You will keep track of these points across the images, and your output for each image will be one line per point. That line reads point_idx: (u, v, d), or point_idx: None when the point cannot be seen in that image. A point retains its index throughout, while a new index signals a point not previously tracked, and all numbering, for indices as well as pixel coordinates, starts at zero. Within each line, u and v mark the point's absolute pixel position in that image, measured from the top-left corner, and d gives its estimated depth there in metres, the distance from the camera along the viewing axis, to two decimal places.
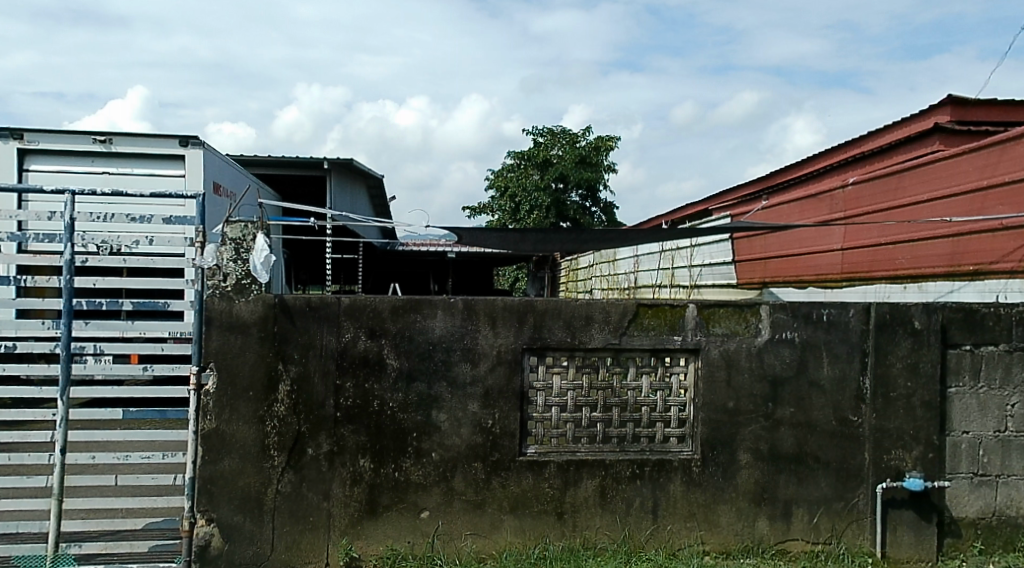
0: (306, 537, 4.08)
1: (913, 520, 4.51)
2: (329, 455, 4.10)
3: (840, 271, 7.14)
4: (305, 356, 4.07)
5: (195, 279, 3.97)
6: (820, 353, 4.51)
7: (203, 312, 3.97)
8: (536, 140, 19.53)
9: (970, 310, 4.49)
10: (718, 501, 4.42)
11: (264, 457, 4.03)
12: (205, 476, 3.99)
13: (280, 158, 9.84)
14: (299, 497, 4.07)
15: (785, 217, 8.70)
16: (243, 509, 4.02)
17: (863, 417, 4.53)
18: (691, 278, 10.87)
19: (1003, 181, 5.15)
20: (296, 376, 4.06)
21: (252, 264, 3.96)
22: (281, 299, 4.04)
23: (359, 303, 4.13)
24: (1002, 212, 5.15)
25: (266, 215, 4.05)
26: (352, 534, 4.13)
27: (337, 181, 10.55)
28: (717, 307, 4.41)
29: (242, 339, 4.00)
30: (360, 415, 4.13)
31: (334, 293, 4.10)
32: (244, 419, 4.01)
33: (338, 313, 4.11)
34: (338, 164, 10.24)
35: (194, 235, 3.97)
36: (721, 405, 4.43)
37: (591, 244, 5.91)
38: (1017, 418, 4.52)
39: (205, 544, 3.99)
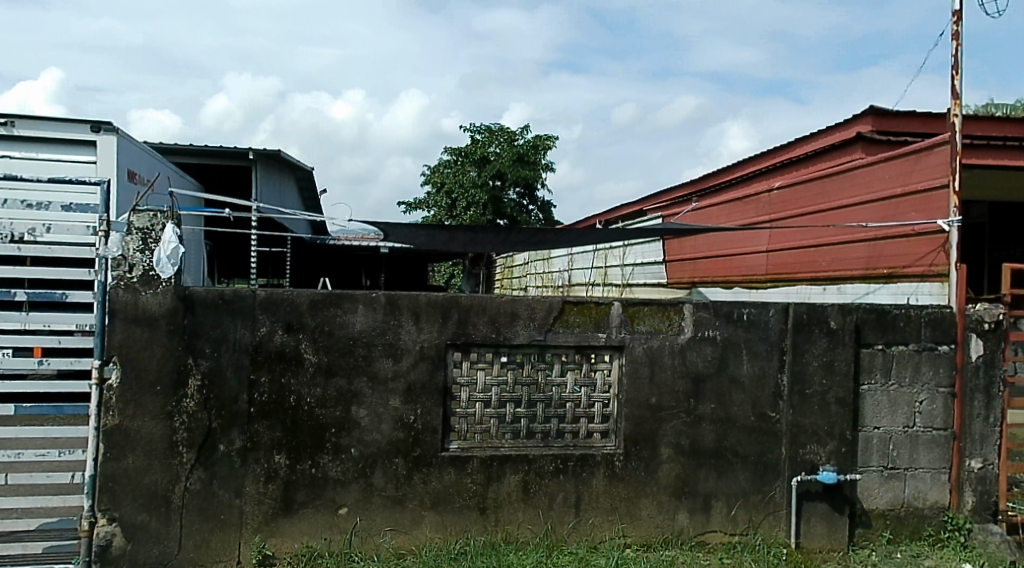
0: (216, 535, 4.02)
1: (826, 512, 4.67)
2: (242, 451, 4.05)
3: (766, 271, 7.36)
4: (217, 351, 4.01)
5: (98, 269, 3.86)
6: (740, 351, 4.63)
7: (106, 304, 3.87)
8: (474, 137, 19.49)
9: (883, 311, 4.70)
10: (640, 495, 4.51)
11: (172, 454, 3.95)
12: (106, 473, 3.88)
13: (205, 147, 9.61)
14: (209, 495, 4.01)
15: (715, 219, 8.91)
16: (148, 507, 3.93)
17: (780, 413, 4.67)
18: (624, 278, 11.06)
19: (916, 189, 5.34)
20: (207, 371, 3.99)
21: (156, 258, 3.88)
22: (192, 292, 3.97)
23: (276, 297, 4.07)
24: (914, 218, 5.35)
25: (179, 206, 3.98)
26: (265, 532, 4.08)
27: (263, 173, 10.35)
28: (642, 305, 4.50)
29: (151, 333, 3.92)
30: (276, 411, 4.08)
31: (248, 286, 4.04)
32: (151, 415, 3.93)
33: (253, 306, 4.05)
34: (265, 155, 10.04)
35: (98, 223, 3.86)
36: (644, 401, 4.51)
37: (522, 243, 5.95)
38: (925, 414, 4.74)
39: (106, 545, 3.89)
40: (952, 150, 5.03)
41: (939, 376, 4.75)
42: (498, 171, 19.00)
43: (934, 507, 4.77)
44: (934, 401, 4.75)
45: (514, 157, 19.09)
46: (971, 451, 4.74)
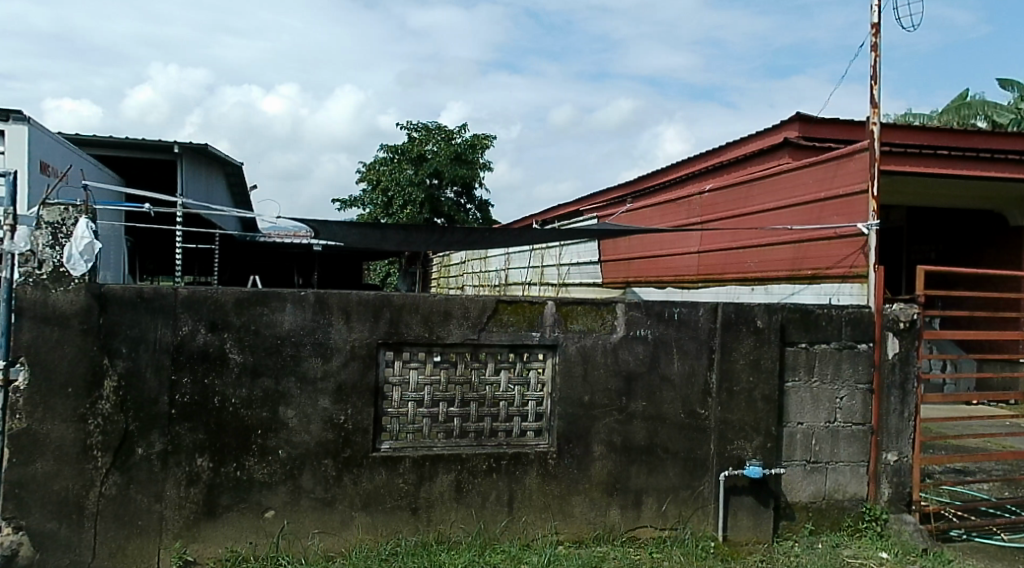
0: (133, 542, 3.92)
1: (752, 506, 4.78)
2: (162, 454, 3.94)
3: (697, 272, 7.54)
4: (135, 351, 3.90)
5: (5, 266, 3.75)
6: (671, 349, 4.71)
7: (14, 302, 3.73)
8: (411, 135, 19.35)
9: (807, 311, 4.85)
10: (573, 492, 4.55)
11: (86, 459, 3.83)
12: (13, 479, 3.74)
13: (127, 139, 9.31)
14: (126, 500, 3.90)
15: (648, 220, 9.05)
16: (59, 514, 3.81)
17: (709, 410, 4.77)
18: (560, 277, 11.15)
19: (838, 194, 5.52)
20: (124, 371, 3.88)
21: (66, 254, 3.77)
22: (107, 290, 3.84)
23: (199, 295, 3.97)
24: (836, 222, 5.53)
25: (92, 200, 3.91)
26: (186, 537, 3.99)
27: (189, 167, 10.08)
28: (575, 304, 4.54)
29: (63, 332, 3.79)
30: (199, 412, 3.99)
31: (169, 284, 3.93)
32: (62, 418, 3.80)
33: (175, 305, 3.95)
34: (191, 149, 9.78)
35: (4, 216, 3.72)
36: (577, 399, 4.55)
37: (456, 242, 5.94)
38: (845, 410, 4.92)
39: (12, 554, 3.75)
40: (871, 156, 5.21)
41: (858, 373, 4.94)
42: (435, 170, 18.90)
43: (854, 499, 4.95)
44: (853, 397, 4.93)
45: (451, 156, 18.99)
46: (888, 445, 4.95)
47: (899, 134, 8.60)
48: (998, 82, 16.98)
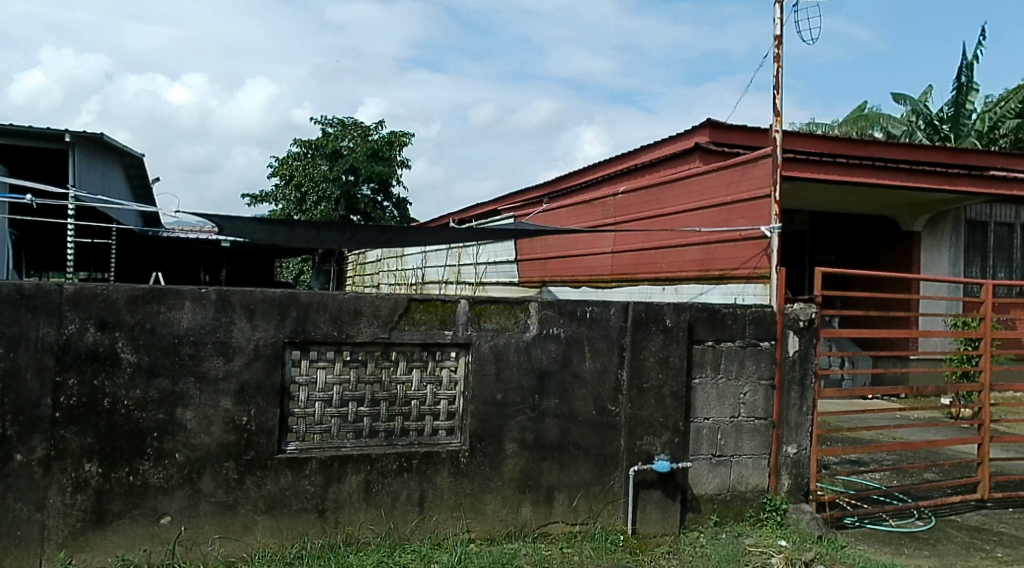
0: (12, 553, 3.72)
1: (660, 499, 4.88)
2: (45, 460, 3.76)
3: (611, 272, 7.69)
4: (15, 351, 3.70)
5: None
6: (583, 347, 4.76)
7: None
8: (326, 130, 19.03)
9: (713, 310, 4.99)
10: (484, 490, 4.54)
11: None
12: None
13: (14, 127, 8.79)
14: (4, 509, 3.71)
15: (563, 221, 9.15)
16: None
17: (620, 407, 4.84)
18: (477, 276, 11.15)
19: (742, 198, 5.72)
20: (2, 373, 3.68)
21: None
22: None
23: (87, 292, 3.80)
24: (740, 224, 5.72)
25: None
26: (72, 547, 3.82)
27: (82, 157, 9.60)
28: (488, 302, 4.54)
29: None
30: (87, 415, 3.82)
31: (54, 280, 3.75)
32: None
33: (60, 302, 3.77)
34: (84, 138, 9.31)
35: None
36: (490, 398, 4.54)
37: (368, 240, 5.86)
38: (749, 405, 5.08)
39: None
40: (774, 162, 5.38)
41: (761, 370, 5.11)
42: (350, 166, 18.66)
43: (756, 490, 5.13)
44: (756, 392, 5.10)
45: (368, 152, 18.87)
46: (787, 438, 5.16)
47: (801, 141, 8.96)
48: (893, 95, 17.94)
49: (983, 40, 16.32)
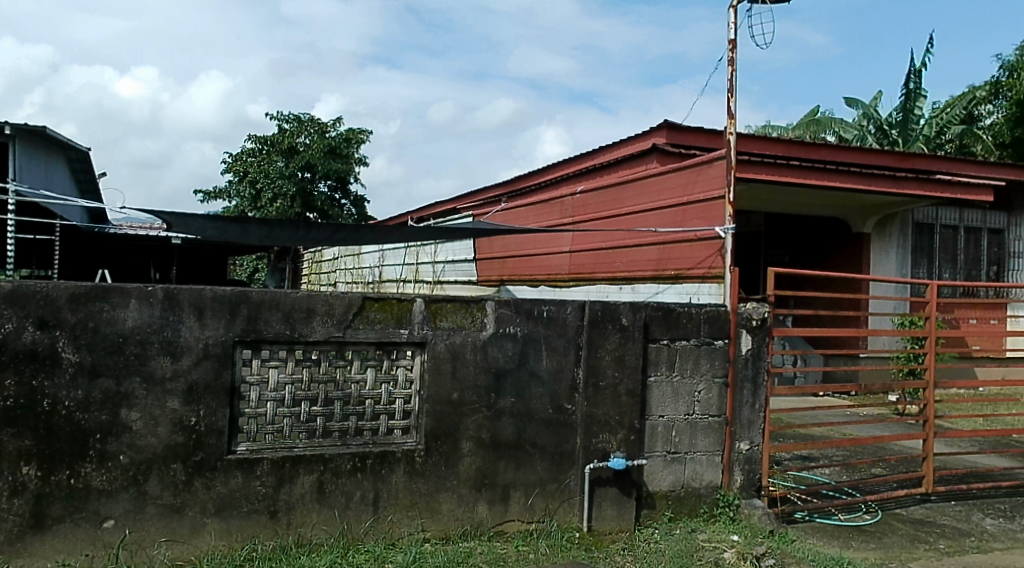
0: None
1: (616, 496, 4.90)
2: None
3: (569, 271, 7.74)
4: None
5: None
6: (539, 346, 4.76)
7: None
8: (282, 126, 18.77)
9: (669, 309, 5.03)
10: (440, 490, 4.52)
11: None
12: None
13: None
14: None
15: (522, 220, 9.16)
16: None
17: (576, 405, 4.85)
18: (435, 274, 11.10)
19: (697, 198, 5.79)
20: None
21: None
22: None
23: (26, 290, 3.69)
24: (695, 225, 5.80)
25: None
26: (10, 553, 3.71)
27: (24, 150, 9.31)
28: (444, 301, 4.52)
29: None
30: (25, 417, 3.71)
31: None
32: None
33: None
34: (27, 131, 9.04)
35: None
36: (446, 397, 4.52)
37: (323, 238, 5.79)
38: (703, 402, 5.14)
39: None
40: (727, 164, 5.45)
41: (715, 368, 5.17)
42: (307, 163, 18.43)
43: (709, 486, 5.19)
44: (710, 390, 5.16)
45: (324, 149, 18.61)
46: (740, 435, 5.23)
47: (756, 144, 9.09)
48: (846, 100, 18.33)
49: (931, 48, 16.77)
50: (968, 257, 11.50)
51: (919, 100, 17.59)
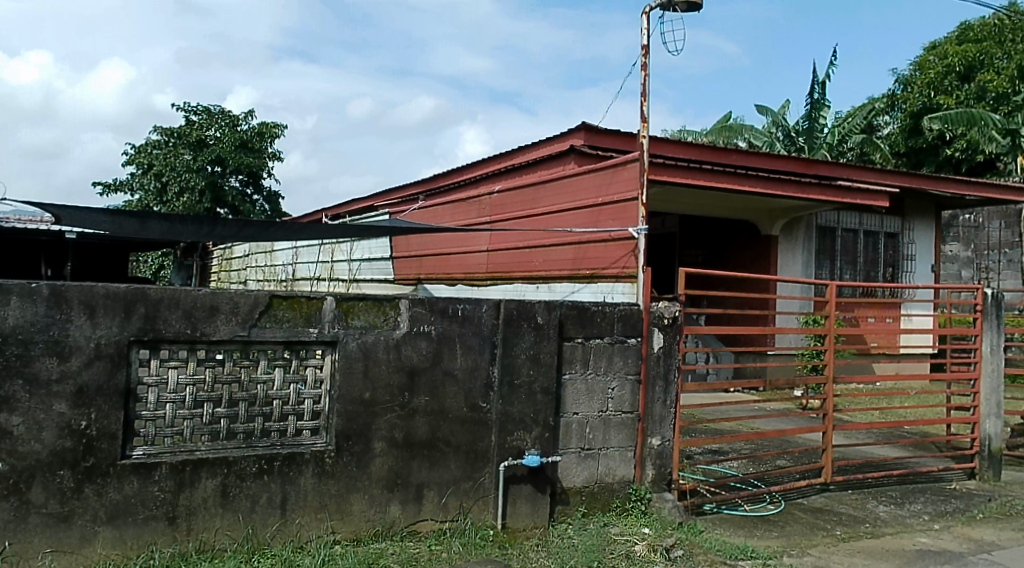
0: None
1: (530, 493, 4.92)
2: None
3: (486, 270, 7.76)
4: None
5: None
6: (454, 345, 4.73)
7: None
8: (190, 118, 18.19)
9: (583, 307, 5.08)
10: (351, 490, 4.43)
11: None
12: None
13: None
14: None
15: (439, 218, 9.10)
16: None
17: (491, 404, 4.84)
18: (350, 273, 10.93)
19: (612, 200, 5.91)
20: None
21: None
22: None
23: None
24: (611, 225, 5.91)
25: None
26: None
27: None
28: (356, 299, 4.44)
29: None
30: None
31: None
32: None
33: None
34: None
35: None
36: (357, 397, 4.44)
37: (230, 235, 5.61)
38: (617, 399, 5.23)
39: None
40: (641, 166, 5.54)
41: (628, 365, 5.26)
42: (217, 156, 17.92)
43: (622, 481, 5.28)
44: (623, 387, 5.25)
45: (236, 143, 18.20)
46: (652, 430, 5.34)
47: (670, 147, 9.28)
48: (755, 107, 18.91)
49: (835, 60, 17.44)
50: (866, 259, 12.03)
51: (823, 109, 18.09)
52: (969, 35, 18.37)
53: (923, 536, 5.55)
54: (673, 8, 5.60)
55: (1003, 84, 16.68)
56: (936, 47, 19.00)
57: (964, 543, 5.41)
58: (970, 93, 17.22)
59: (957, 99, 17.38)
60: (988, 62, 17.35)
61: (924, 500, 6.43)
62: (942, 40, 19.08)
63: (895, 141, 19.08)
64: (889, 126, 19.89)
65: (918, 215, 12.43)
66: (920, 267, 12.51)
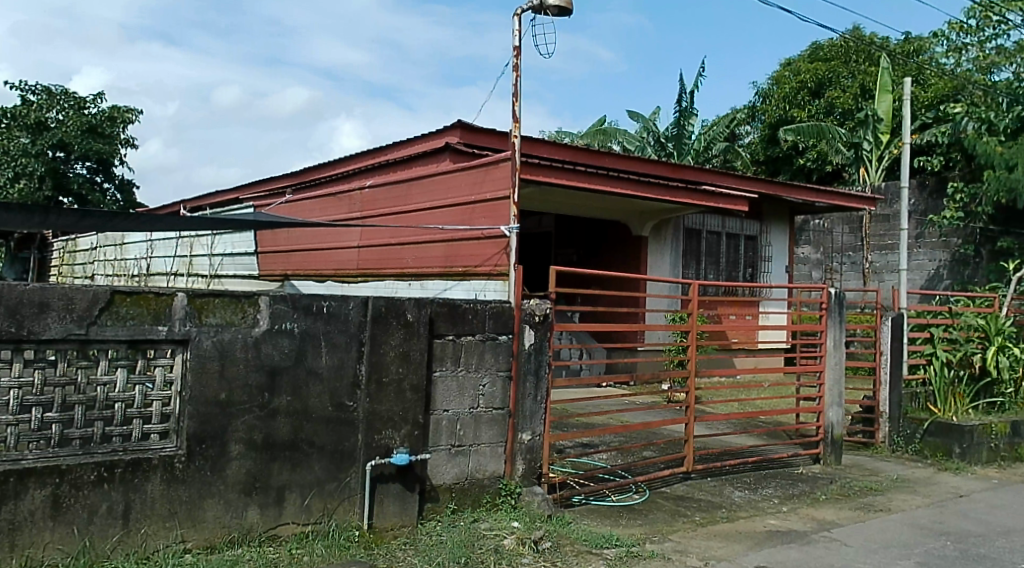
0: None
1: (398, 492, 4.86)
2: None
3: (356, 266, 7.62)
4: None
5: None
6: (319, 343, 4.60)
7: None
8: (27, 98, 16.96)
9: (454, 305, 5.07)
10: (204, 496, 4.23)
11: None
12: None
13: None
14: None
15: (307, 213, 8.85)
16: None
17: (358, 402, 4.74)
18: (211, 268, 10.48)
19: (484, 198, 5.93)
20: None
21: None
22: None
23: None
24: (483, 224, 5.94)
25: None
26: None
27: None
28: (211, 296, 4.24)
29: None
30: None
31: None
32: None
33: None
34: None
35: None
36: (211, 397, 4.24)
37: (73, 229, 5.25)
38: (487, 396, 5.26)
39: None
40: (512, 166, 5.59)
41: (499, 362, 5.30)
42: (59, 141, 16.88)
43: (493, 477, 5.31)
44: (494, 384, 5.29)
45: (82, 127, 17.09)
46: (522, 426, 5.41)
47: (546, 149, 9.36)
48: (627, 113, 19.41)
49: (701, 70, 18.12)
50: (728, 260, 12.58)
51: (691, 117, 18.73)
52: (819, 54, 19.34)
53: (772, 518, 5.85)
54: (545, 11, 5.66)
55: (849, 101, 17.81)
56: (791, 64, 20.08)
57: (808, 523, 5.74)
58: (821, 108, 18.35)
59: (809, 113, 18.53)
60: (835, 80, 18.42)
61: (775, 485, 6.78)
62: (796, 57, 20.16)
63: (755, 150, 20.07)
64: (750, 135, 20.89)
65: (774, 220, 13.12)
66: (776, 268, 13.19)
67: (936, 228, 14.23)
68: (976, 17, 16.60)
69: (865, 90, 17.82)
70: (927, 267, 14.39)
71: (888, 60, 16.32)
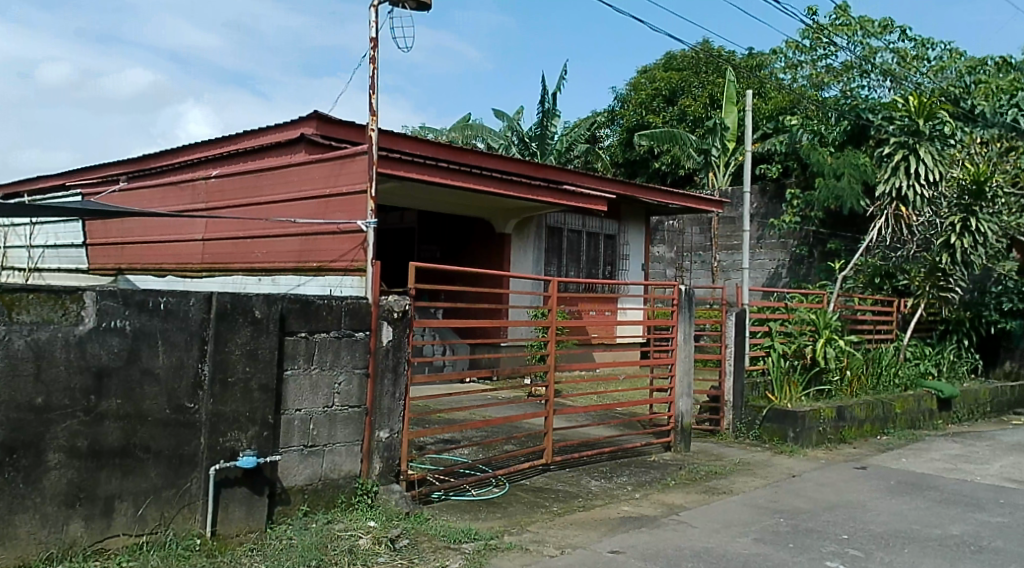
0: None
1: (246, 496, 4.62)
2: None
3: (201, 261, 7.22)
4: None
5: None
6: (155, 342, 4.30)
7: None
8: None
9: (306, 301, 4.87)
10: (15, 511, 3.86)
11: None
12: None
13: None
14: None
15: (145, 203, 8.30)
16: None
17: (199, 404, 4.46)
18: (31, 261, 9.66)
19: (341, 191, 5.73)
20: None
21: None
22: None
23: None
24: (338, 218, 5.75)
25: None
26: None
27: None
28: (24, 292, 3.89)
29: None
30: None
31: None
32: None
33: None
34: None
35: None
36: (26, 402, 3.88)
37: None
38: (343, 394, 5.10)
39: None
40: (369, 159, 5.46)
41: (355, 359, 5.15)
42: None
43: (348, 477, 5.14)
44: (350, 381, 5.13)
45: None
46: (380, 424, 5.28)
47: (405, 142, 9.08)
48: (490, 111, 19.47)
49: (562, 73, 18.43)
50: (588, 258, 12.84)
51: (553, 118, 19.00)
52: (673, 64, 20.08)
53: (625, 504, 5.98)
54: (402, 4, 5.53)
55: (699, 110, 18.56)
56: (647, 71, 20.77)
57: (657, 508, 5.91)
58: (674, 115, 19.08)
59: (663, 119, 19.23)
60: (687, 89, 19.20)
61: (628, 473, 6.96)
62: (652, 65, 20.88)
63: (614, 153, 20.64)
64: (609, 139, 21.44)
65: (631, 219, 13.51)
66: (632, 267, 13.58)
67: (776, 230, 15.05)
68: (810, 37, 17.76)
69: (714, 100, 18.64)
70: (767, 266, 15.22)
71: (733, 72, 17.22)
